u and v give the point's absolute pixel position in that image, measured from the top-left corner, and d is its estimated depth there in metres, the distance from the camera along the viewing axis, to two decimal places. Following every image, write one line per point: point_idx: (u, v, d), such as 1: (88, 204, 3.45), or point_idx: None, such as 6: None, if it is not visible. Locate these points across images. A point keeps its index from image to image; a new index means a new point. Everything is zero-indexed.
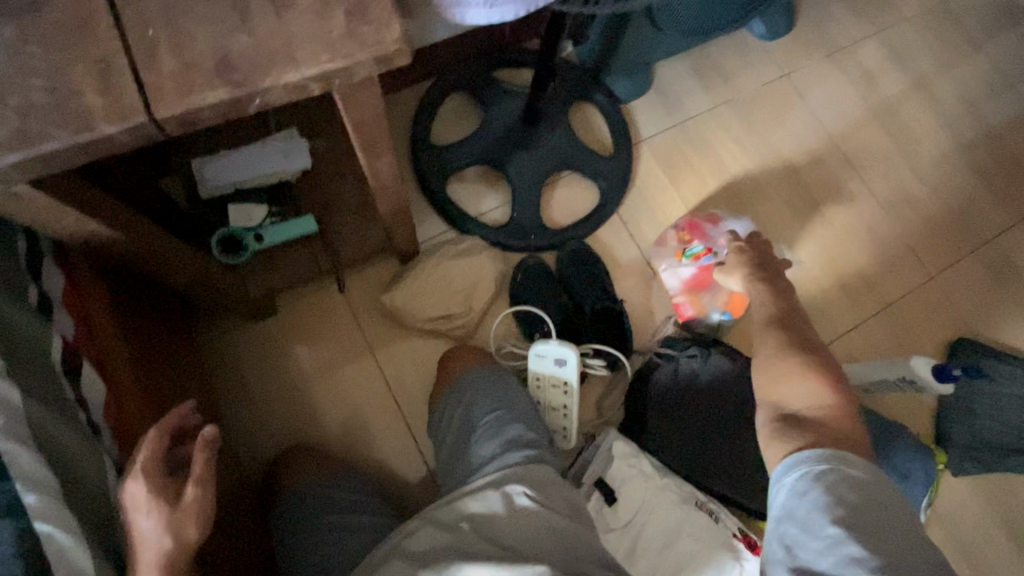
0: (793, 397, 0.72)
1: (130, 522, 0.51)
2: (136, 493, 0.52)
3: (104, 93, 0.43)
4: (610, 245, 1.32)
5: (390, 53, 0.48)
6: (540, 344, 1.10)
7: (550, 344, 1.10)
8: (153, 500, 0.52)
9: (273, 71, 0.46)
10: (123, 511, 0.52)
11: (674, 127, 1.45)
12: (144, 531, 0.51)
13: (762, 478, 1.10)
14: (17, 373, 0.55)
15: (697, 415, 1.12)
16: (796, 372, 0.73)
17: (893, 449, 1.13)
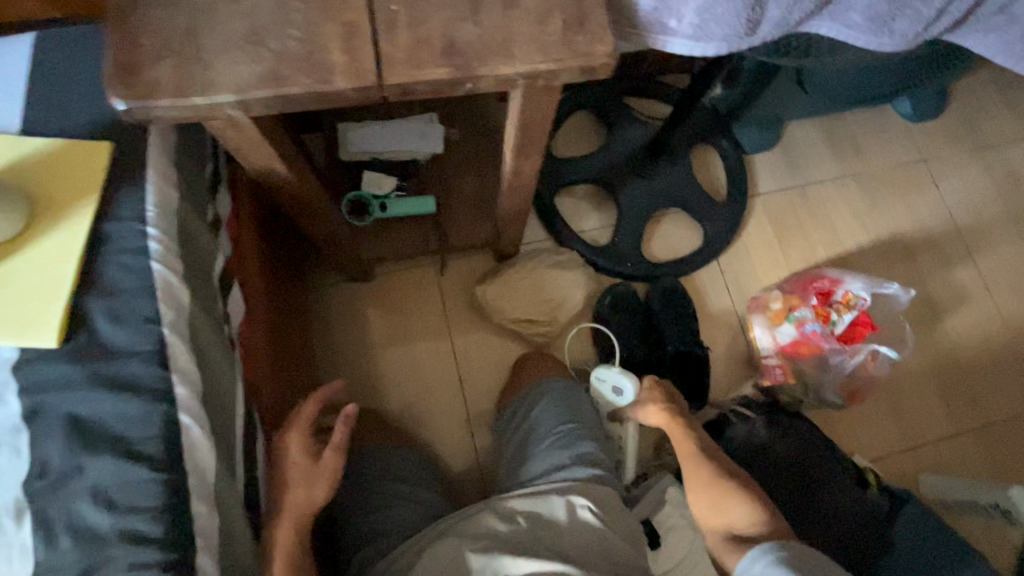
0: (737, 519, 0.71)
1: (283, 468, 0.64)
2: (292, 448, 0.65)
3: (346, 53, 0.48)
4: (703, 290, 1.30)
5: (597, 66, 0.51)
6: (601, 369, 1.06)
7: (613, 370, 1.06)
8: (300, 457, 0.65)
9: (491, 61, 0.50)
10: (279, 456, 0.65)
11: (793, 188, 1.41)
12: (289, 480, 0.63)
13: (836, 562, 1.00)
14: (190, 279, 0.62)
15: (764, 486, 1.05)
16: (714, 488, 0.73)
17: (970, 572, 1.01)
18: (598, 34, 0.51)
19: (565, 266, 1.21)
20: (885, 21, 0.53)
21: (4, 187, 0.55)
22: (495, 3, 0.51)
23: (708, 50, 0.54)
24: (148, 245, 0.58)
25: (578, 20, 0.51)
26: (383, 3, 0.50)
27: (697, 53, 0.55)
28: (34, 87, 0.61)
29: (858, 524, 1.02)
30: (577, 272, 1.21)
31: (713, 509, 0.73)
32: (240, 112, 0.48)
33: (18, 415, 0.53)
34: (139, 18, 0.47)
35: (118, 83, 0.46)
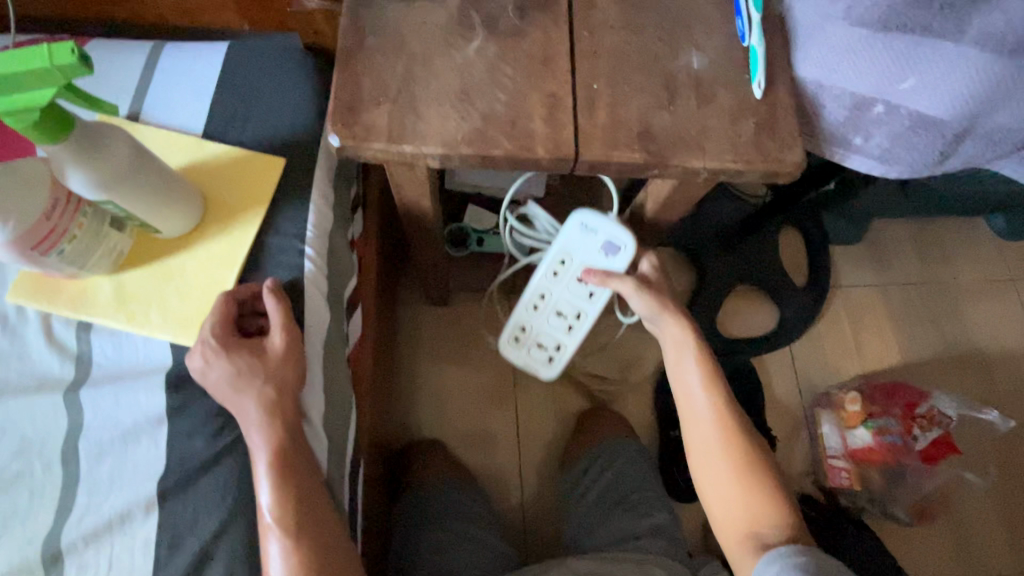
0: (759, 518, 0.60)
1: (203, 370, 0.51)
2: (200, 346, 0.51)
3: (548, 124, 0.50)
4: (771, 374, 1.28)
5: (784, 172, 0.52)
6: (592, 214, 0.75)
7: (608, 219, 0.75)
8: (208, 349, 0.51)
9: (683, 152, 0.51)
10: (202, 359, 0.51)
11: (877, 285, 1.38)
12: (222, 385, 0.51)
13: None
14: (330, 300, 0.63)
15: None
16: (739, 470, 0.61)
17: None
18: (789, 142, 0.52)
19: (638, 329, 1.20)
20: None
21: (188, 187, 0.58)
22: (691, 96, 0.53)
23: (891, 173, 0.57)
24: (304, 264, 0.60)
25: (769, 125, 0.52)
26: (586, 80, 0.52)
27: (875, 171, 0.58)
28: (221, 95, 0.65)
29: None
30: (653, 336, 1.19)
31: (729, 495, 0.61)
32: (437, 161, 0.50)
33: (166, 408, 0.55)
34: (363, 61, 0.50)
35: (335, 118, 0.49)
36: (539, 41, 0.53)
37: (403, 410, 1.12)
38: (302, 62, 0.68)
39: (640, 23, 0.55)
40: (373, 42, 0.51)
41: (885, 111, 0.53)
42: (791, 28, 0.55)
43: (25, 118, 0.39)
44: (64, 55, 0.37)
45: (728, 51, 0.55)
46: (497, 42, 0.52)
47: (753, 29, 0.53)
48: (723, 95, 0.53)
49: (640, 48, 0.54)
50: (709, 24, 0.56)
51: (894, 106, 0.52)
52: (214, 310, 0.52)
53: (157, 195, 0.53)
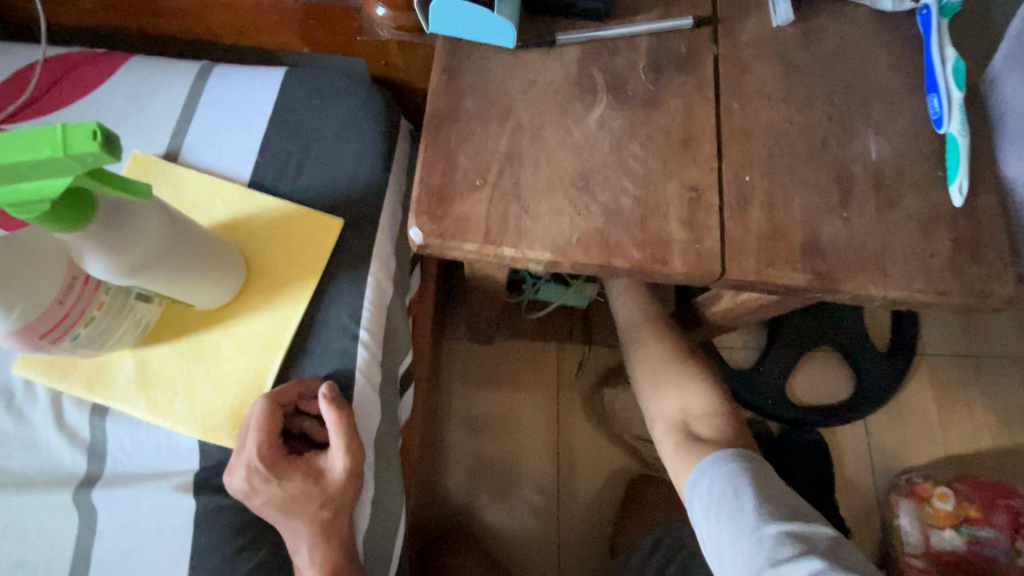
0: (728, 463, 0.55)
1: (246, 500, 0.45)
2: (242, 471, 0.44)
3: (688, 227, 0.39)
4: (843, 449, 1.15)
5: (987, 308, 0.40)
6: None
7: None
8: (251, 478, 0.44)
9: (860, 275, 0.39)
10: (243, 485, 0.44)
11: (968, 355, 1.23)
12: (269, 514, 0.45)
13: None
14: (384, 388, 0.54)
15: None
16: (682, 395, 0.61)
17: None
18: (997, 269, 0.40)
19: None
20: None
21: (231, 252, 0.49)
22: (870, 197, 0.41)
23: None
24: (357, 348, 0.51)
25: (970, 245, 0.41)
26: (736, 169, 0.41)
27: None
28: (274, 135, 0.56)
29: None
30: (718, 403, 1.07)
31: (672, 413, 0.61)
32: (542, 265, 0.40)
33: (188, 519, 0.46)
34: (459, 132, 0.40)
35: (421, 203, 0.38)
36: (678, 115, 0.42)
37: (439, 468, 0.99)
38: (370, 99, 0.57)
39: (804, 95, 0.43)
40: (472, 107, 0.40)
41: None
42: (996, 115, 0.43)
43: (39, 210, 0.30)
44: (82, 140, 0.27)
45: (918, 139, 0.43)
46: (624, 114, 0.42)
47: (956, 113, 0.41)
48: (910, 200, 0.41)
49: (805, 129, 0.42)
50: (893, 102, 0.44)
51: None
52: (255, 428, 0.45)
53: (194, 270, 0.44)
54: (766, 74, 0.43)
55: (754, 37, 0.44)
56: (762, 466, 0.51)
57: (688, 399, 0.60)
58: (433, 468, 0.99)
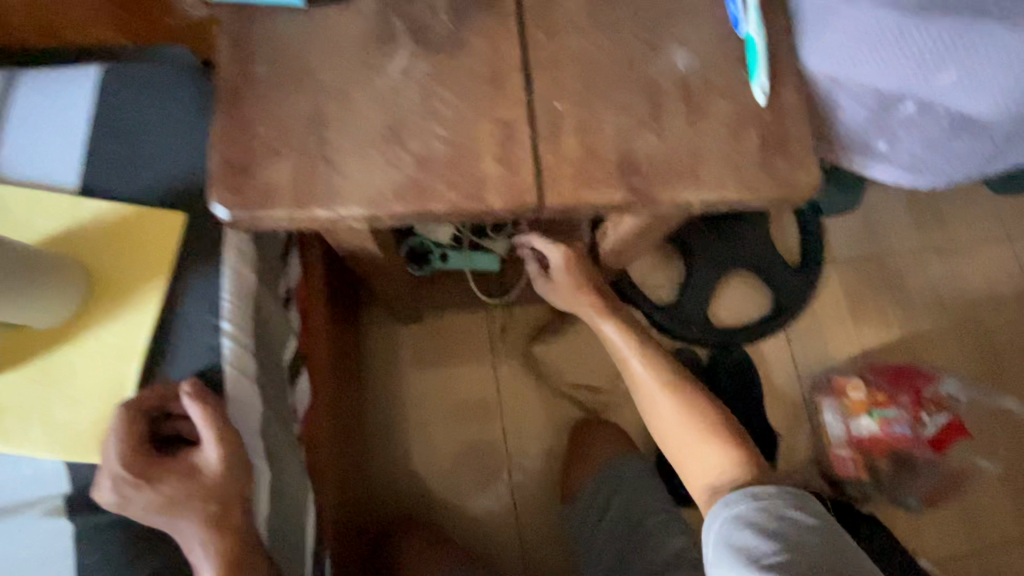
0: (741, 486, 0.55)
1: (123, 508, 0.44)
2: (110, 480, 0.44)
3: (502, 162, 0.39)
4: (770, 362, 1.21)
5: (798, 198, 0.42)
6: None
7: None
8: (122, 484, 0.44)
9: (674, 184, 0.41)
10: (116, 493, 0.44)
11: (873, 256, 1.30)
12: (152, 518, 0.45)
13: None
14: (263, 380, 0.53)
15: None
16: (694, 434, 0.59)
17: None
18: (803, 159, 0.42)
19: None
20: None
21: (62, 265, 0.46)
22: (679, 107, 0.42)
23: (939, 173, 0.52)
24: (221, 343, 0.50)
25: (777, 139, 0.42)
26: (546, 99, 0.41)
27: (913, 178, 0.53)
28: (99, 137, 0.52)
29: None
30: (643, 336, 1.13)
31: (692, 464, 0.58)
32: (365, 223, 0.39)
33: (69, 541, 0.45)
34: (254, 99, 0.38)
35: (225, 179, 0.37)
36: (483, 52, 0.41)
37: (378, 460, 1.02)
38: (186, 71, 0.55)
39: (608, 16, 0.44)
40: (266, 73, 0.39)
41: (913, 108, 0.48)
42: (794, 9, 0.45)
43: None
44: None
45: (722, 43, 0.44)
46: (429, 58, 0.41)
47: (751, 13, 0.42)
48: (719, 104, 0.42)
49: (611, 50, 0.43)
50: (697, 11, 0.44)
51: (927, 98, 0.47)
52: (116, 435, 0.44)
53: (13, 287, 0.42)
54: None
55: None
56: (778, 494, 0.52)
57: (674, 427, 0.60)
58: (373, 463, 1.02)
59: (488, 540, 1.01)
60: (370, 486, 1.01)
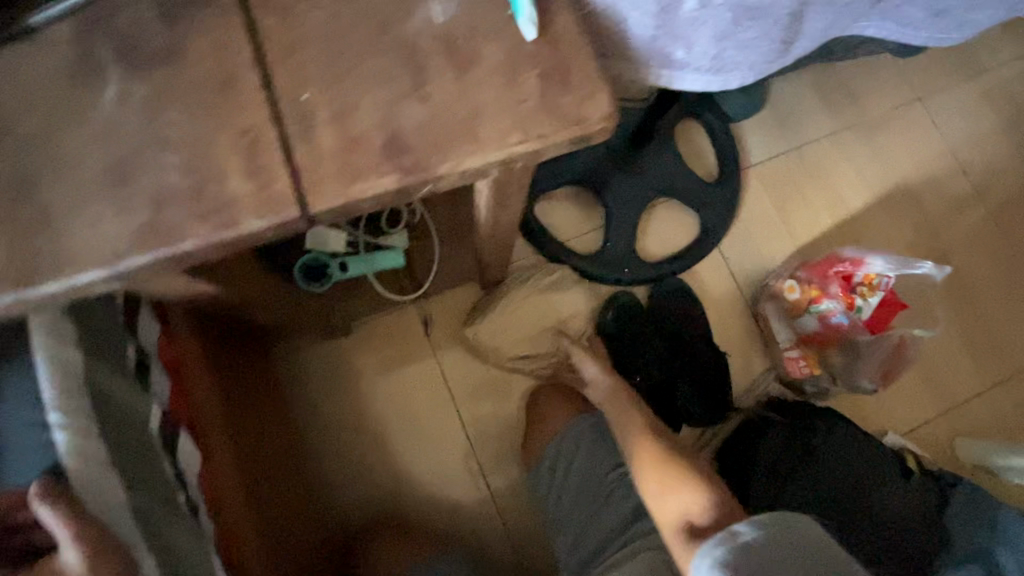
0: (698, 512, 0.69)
1: None
2: None
3: (250, 177, 0.41)
4: (710, 283, 1.20)
5: (594, 132, 0.41)
6: None
7: None
8: None
9: (452, 154, 0.41)
10: None
11: (790, 152, 1.29)
12: None
13: (920, 528, 0.94)
14: (121, 462, 0.49)
15: (832, 489, 0.95)
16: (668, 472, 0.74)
17: (1001, 512, 0.98)
18: (588, 89, 0.42)
19: (555, 289, 1.12)
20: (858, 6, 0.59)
21: None
22: (426, 73, 0.42)
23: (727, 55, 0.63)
24: (54, 437, 0.46)
25: (556, 73, 0.41)
26: (289, 95, 0.42)
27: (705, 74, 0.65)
28: None
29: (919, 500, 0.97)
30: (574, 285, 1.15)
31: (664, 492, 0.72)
32: (156, 269, 0.43)
33: None
34: (15, 179, 0.42)
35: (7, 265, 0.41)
36: (215, 76, 0.43)
37: (329, 488, 1.02)
38: None
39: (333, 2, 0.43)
40: (21, 151, 0.42)
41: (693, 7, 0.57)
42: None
43: None
44: None
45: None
46: (168, 97, 0.42)
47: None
48: (487, 52, 0.42)
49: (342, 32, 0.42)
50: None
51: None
52: None
53: None
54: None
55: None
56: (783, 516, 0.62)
57: (653, 470, 0.75)
58: (324, 492, 1.02)
59: (462, 527, 1.03)
60: (327, 515, 1.00)
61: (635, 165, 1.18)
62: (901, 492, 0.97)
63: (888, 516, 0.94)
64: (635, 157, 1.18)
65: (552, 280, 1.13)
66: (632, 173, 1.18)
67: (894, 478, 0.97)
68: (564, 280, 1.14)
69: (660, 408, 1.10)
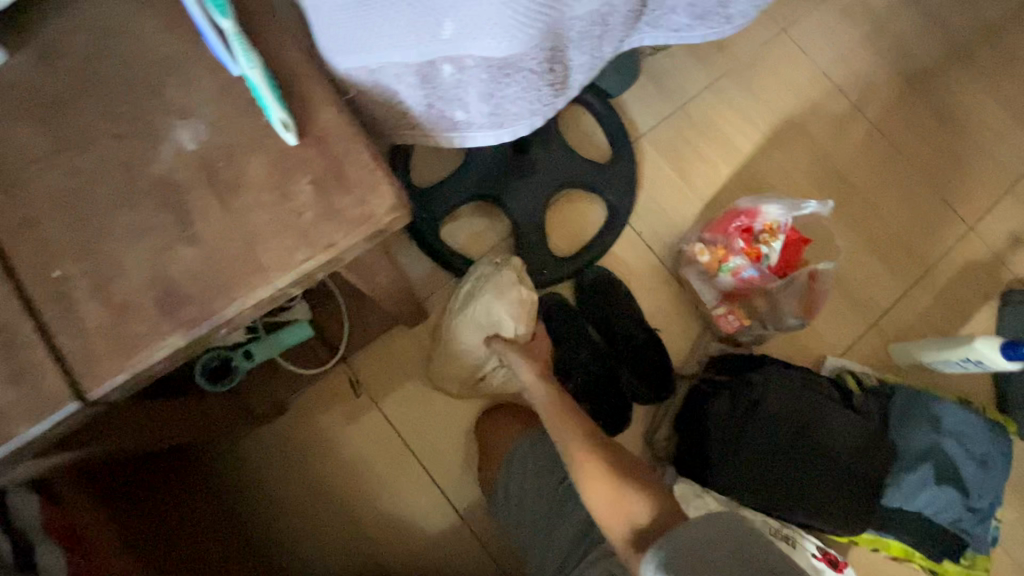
0: (636, 507, 0.68)
1: None
2: None
3: (15, 382, 0.42)
4: (628, 262, 1.20)
5: (385, 225, 0.46)
6: None
7: None
8: None
9: (238, 291, 0.45)
10: None
11: (674, 112, 1.30)
12: None
13: (866, 450, 1.00)
14: None
15: (781, 438, 0.99)
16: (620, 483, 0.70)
17: (933, 404, 1.07)
18: (369, 181, 0.46)
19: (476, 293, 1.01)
20: (638, 22, 0.61)
21: None
22: (172, 231, 0.45)
23: (502, 114, 0.58)
24: None
25: (329, 179, 0.46)
26: (43, 276, 0.44)
27: (495, 132, 0.60)
28: None
29: (861, 422, 1.02)
30: (494, 287, 0.99)
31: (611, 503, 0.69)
32: None
33: None
34: None
35: None
36: None
37: (307, 568, 1.01)
38: None
39: (81, 183, 0.45)
40: None
41: (453, 67, 0.50)
42: (289, 42, 0.48)
43: None
44: None
45: (233, 104, 0.47)
46: None
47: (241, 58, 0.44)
48: (252, 166, 0.46)
49: (91, 210, 0.45)
50: (193, 86, 0.47)
51: (458, 56, 0.49)
52: None
53: None
54: (78, 135, 0.46)
55: (44, 107, 0.46)
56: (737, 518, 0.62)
57: (604, 485, 0.70)
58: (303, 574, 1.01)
59: (446, 564, 1.05)
60: None
61: (527, 167, 1.16)
62: (843, 420, 1.01)
63: (836, 446, 0.99)
64: (525, 159, 1.16)
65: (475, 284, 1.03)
66: (526, 175, 1.16)
67: (835, 409, 1.02)
68: (486, 278, 1.02)
69: (610, 402, 1.10)
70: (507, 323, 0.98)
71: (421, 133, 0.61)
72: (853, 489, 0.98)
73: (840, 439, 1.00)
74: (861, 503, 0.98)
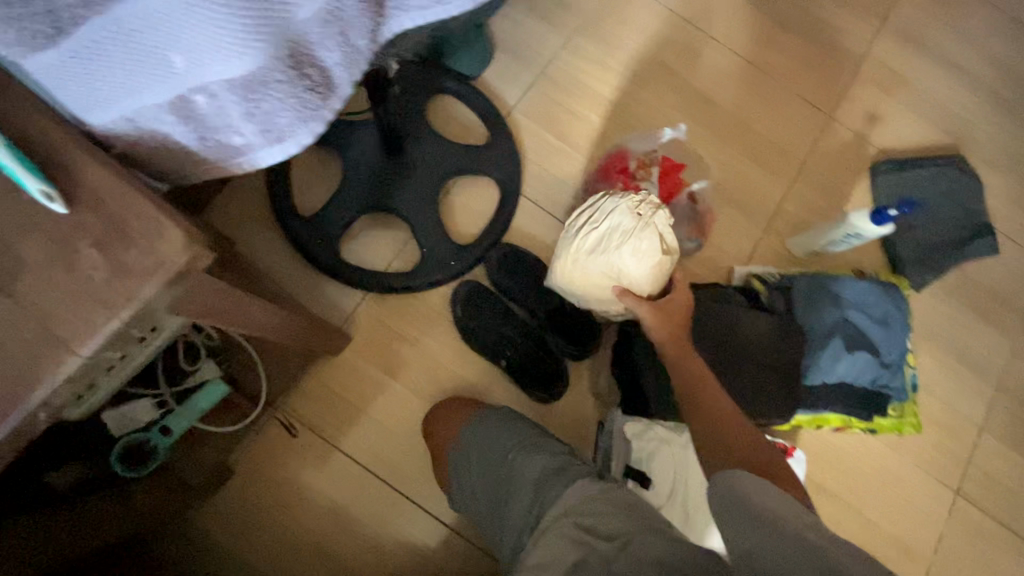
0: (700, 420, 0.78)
1: None
2: None
3: None
4: (529, 232, 1.23)
5: (183, 267, 0.46)
6: None
7: None
8: None
9: (46, 372, 0.43)
10: None
11: (537, 78, 1.32)
12: None
13: (779, 341, 1.07)
14: None
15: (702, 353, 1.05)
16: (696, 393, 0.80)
17: (834, 282, 1.16)
18: (155, 229, 0.46)
19: (607, 247, 0.96)
20: None
21: None
22: None
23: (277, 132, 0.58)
24: None
25: (119, 239, 0.45)
26: None
27: (277, 150, 0.60)
28: None
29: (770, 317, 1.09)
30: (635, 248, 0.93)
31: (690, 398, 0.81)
32: None
33: None
34: None
35: None
36: None
37: None
38: None
39: None
40: None
41: (206, 95, 0.53)
42: (46, 121, 0.48)
43: None
44: None
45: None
46: None
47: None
48: (33, 250, 0.45)
49: None
50: None
51: (205, 85, 0.52)
52: None
53: None
54: None
55: None
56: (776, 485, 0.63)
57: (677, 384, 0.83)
58: None
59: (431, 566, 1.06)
60: None
61: (406, 167, 1.16)
62: (753, 320, 1.08)
63: (752, 345, 1.06)
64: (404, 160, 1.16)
65: (609, 235, 0.96)
66: (407, 175, 1.16)
67: (744, 312, 1.09)
68: (627, 232, 0.94)
69: (544, 367, 1.14)
70: (640, 280, 0.94)
71: (218, 165, 0.63)
72: (777, 380, 1.05)
73: (755, 338, 1.06)
74: (787, 389, 1.05)
